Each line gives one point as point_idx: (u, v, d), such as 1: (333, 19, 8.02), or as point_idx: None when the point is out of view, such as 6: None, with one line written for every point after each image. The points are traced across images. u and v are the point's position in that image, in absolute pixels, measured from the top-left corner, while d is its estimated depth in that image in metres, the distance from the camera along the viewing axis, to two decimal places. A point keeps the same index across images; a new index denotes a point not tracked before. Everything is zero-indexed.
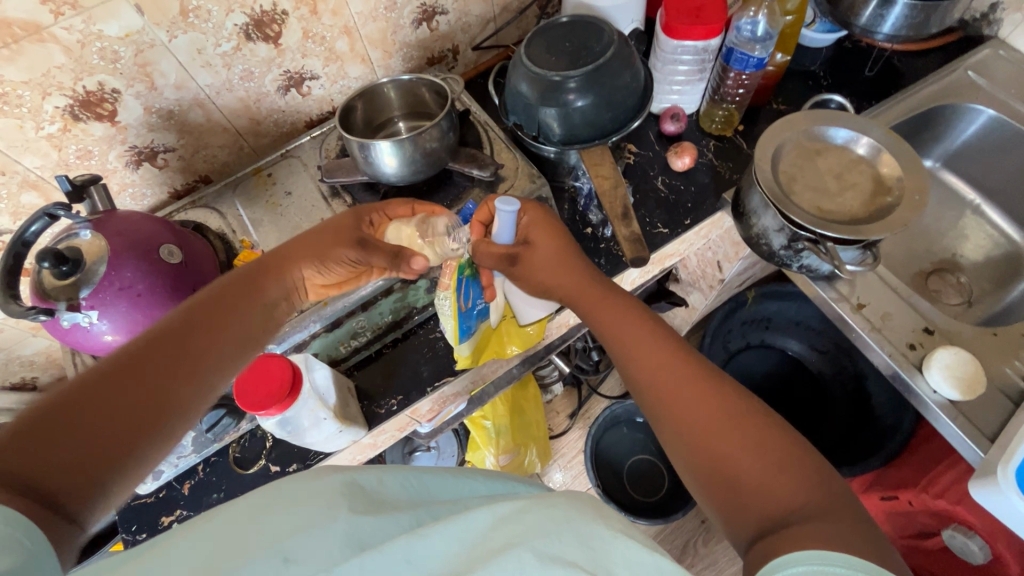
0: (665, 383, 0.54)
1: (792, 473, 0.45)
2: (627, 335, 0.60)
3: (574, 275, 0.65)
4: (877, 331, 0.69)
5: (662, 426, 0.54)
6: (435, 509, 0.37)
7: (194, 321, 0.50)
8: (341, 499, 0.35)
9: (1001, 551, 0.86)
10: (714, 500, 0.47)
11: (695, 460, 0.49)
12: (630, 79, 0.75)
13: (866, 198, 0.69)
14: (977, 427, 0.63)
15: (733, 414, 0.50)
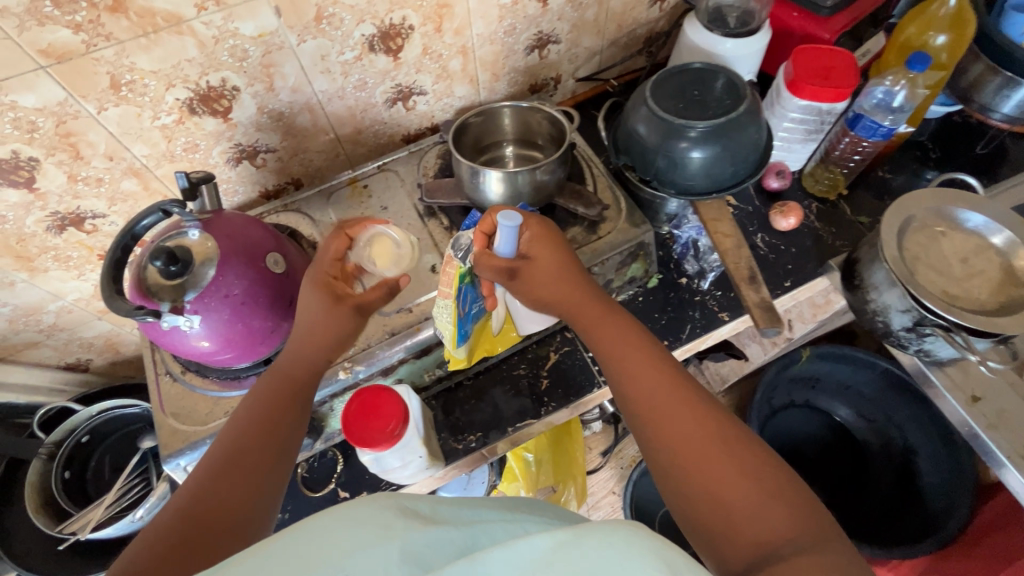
0: (656, 404, 0.52)
1: (776, 502, 0.44)
2: (619, 349, 0.58)
3: (572, 288, 0.62)
4: (994, 429, 0.66)
5: (652, 454, 0.52)
6: (492, 530, 0.35)
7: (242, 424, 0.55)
8: (393, 518, 0.34)
9: None
10: (705, 530, 0.46)
11: (684, 488, 0.48)
12: (756, 135, 0.73)
13: (995, 287, 0.66)
14: None
15: (725, 440, 0.48)
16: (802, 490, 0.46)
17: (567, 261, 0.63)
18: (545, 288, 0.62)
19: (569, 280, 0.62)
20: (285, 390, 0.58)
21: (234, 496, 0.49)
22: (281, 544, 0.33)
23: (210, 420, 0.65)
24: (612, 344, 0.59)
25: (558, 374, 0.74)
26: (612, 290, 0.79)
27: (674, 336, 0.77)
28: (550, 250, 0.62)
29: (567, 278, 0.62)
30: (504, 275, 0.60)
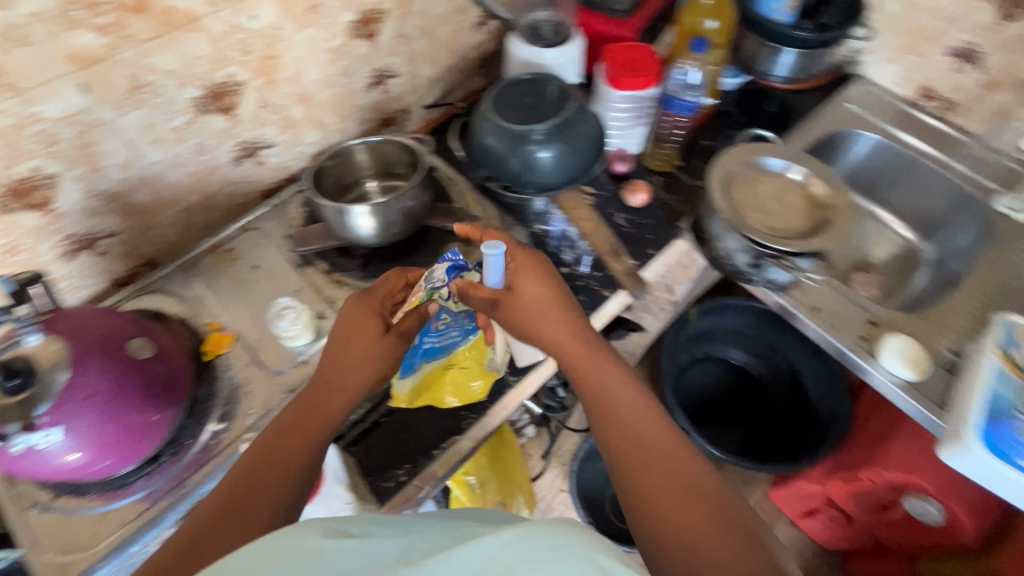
0: (644, 448, 0.52)
1: (741, 550, 0.45)
2: (602, 384, 0.57)
3: (562, 324, 0.61)
4: (834, 329, 0.78)
5: (627, 490, 0.51)
6: (430, 535, 0.34)
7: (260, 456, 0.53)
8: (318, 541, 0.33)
9: (953, 505, 0.96)
10: (666, 565, 0.45)
11: (656, 526, 0.47)
12: (590, 127, 0.81)
13: (804, 214, 0.79)
14: (930, 398, 0.72)
15: (702, 490, 0.49)
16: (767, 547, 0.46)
17: (552, 294, 0.63)
18: (530, 317, 0.62)
19: (562, 317, 0.62)
20: (297, 427, 0.55)
21: (237, 504, 0.48)
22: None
23: (100, 540, 0.58)
24: (602, 385, 0.57)
25: None
26: None
27: None
28: (535, 287, 0.63)
29: (554, 307, 0.62)
30: (488, 303, 0.63)
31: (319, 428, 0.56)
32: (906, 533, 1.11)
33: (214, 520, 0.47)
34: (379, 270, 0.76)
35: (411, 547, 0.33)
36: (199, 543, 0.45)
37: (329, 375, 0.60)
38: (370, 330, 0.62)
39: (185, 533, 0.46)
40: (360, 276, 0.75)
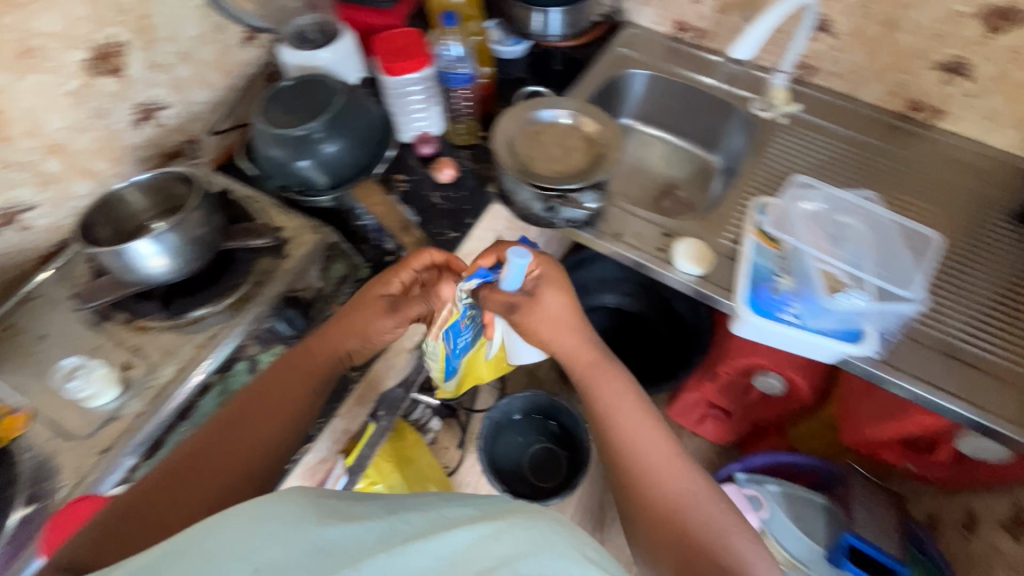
0: (643, 453, 0.64)
1: (720, 533, 0.60)
2: (603, 399, 0.68)
3: (573, 337, 0.71)
4: (635, 247, 0.86)
5: (628, 487, 0.65)
6: (408, 518, 0.42)
7: (241, 425, 0.63)
8: (308, 514, 0.41)
9: (791, 374, 1.09)
10: (659, 541, 0.61)
11: (651, 515, 0.62)
12: (370, 117, 0.84)
13: (585, 153, 0.86)
14: (718, 285, 0.82)
15: (691, 484, 0.63)
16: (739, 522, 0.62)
17: (564, 307, 0.71)
18: (540, 323, 0.70)
19: (565, 328, 0.71)
20: (270, 402, 0.65)
21: (203, 466, 0.58)
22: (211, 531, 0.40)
23: None
24: (610, 397, 0.68)
25: None
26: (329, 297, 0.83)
27: None
28: (549, 302, 0.71)
29: (564, 322, 0.71)
30: (505, 307, 0.70)
31: (295, 403, 0.67)
32: (766, 408, 1.25)
33: (179, 480, 0.57)
34: (184, 304, 0.73)
35: (395, 522, 0.41)
36: (171, 490, 0.56)
37: (337, 329, 0.71)
38: (382, 309, 0.71)
39: (163, 477, 0.57)
40: (164, 317, 0.72)
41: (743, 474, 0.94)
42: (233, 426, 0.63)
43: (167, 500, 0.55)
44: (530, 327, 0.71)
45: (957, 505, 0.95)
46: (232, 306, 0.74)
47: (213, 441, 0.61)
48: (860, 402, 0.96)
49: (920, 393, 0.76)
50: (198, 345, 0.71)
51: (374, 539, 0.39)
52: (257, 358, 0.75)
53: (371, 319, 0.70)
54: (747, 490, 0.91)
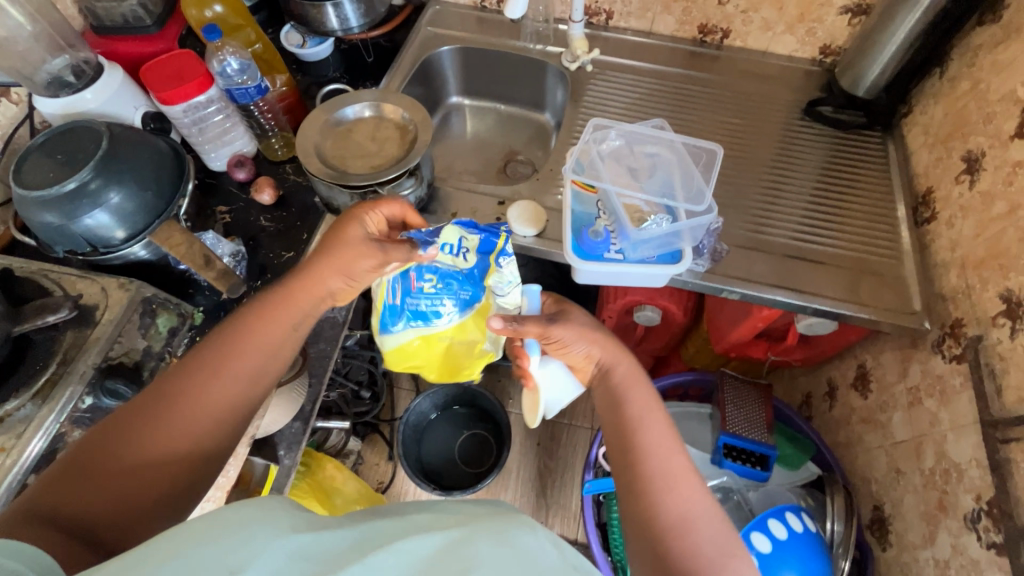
0: (654, 447, 0.61)
1: (715, 540, 0.55)
2: (632, 403, 0.65)
3: (593, 340, 0.70)
4: (472, 223, 0.87)
5: (628, 474, 0.60)
6: (377, 527, 0.40)
7: (206, 387, 0.55)
8: (282, 527, 0.38)
9: (662, 302, 1.14)
10: (648, 532, 0.56)
11: (643, 507, 0.57)
12: (152, 150, 0.76)
13: (399, 141, 0.83)
14: (558, 240, 0.84)
15: (695, 490, 0.58)
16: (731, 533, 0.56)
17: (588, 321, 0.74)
18: (564, 334, 0.69)
19: (590, 338, 0.71)
20: (235, 374, 0.57)
21: (153, 427, 0.51)
22: (174, 537, 0.36)
23: None
24: (638, 400, 0.66)
25: None
26: (163, 352, 0.77)
27: None
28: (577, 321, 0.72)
29: (586, 330, 0.71)
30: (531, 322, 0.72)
31: (259, 380, 0.59)
32: (655, 341, 1.31)
33: (117, 445, 0.49)
34: None
35: (366, 531, 0.40)
36: (112, 448, 0.49)
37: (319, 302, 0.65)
38: (353, 237, 0.68)
39: (101, 432, 0.50)
40: None
41: None
42: (191, 384, 0.54)
43: (98, 466, 0.48)
44: (566, 333, 0.69)
45: (818, 379, 1.06)
46: (39, 394, 0.66)
47: (168, 396, 0.53)
48: (719, 314, 1.04)
49: (750, 293, 0.83)
50: (4, 449, 0.63)
51: (346, 548, 0.38)
52: None
53: (342, 260, 0.67)
54: None
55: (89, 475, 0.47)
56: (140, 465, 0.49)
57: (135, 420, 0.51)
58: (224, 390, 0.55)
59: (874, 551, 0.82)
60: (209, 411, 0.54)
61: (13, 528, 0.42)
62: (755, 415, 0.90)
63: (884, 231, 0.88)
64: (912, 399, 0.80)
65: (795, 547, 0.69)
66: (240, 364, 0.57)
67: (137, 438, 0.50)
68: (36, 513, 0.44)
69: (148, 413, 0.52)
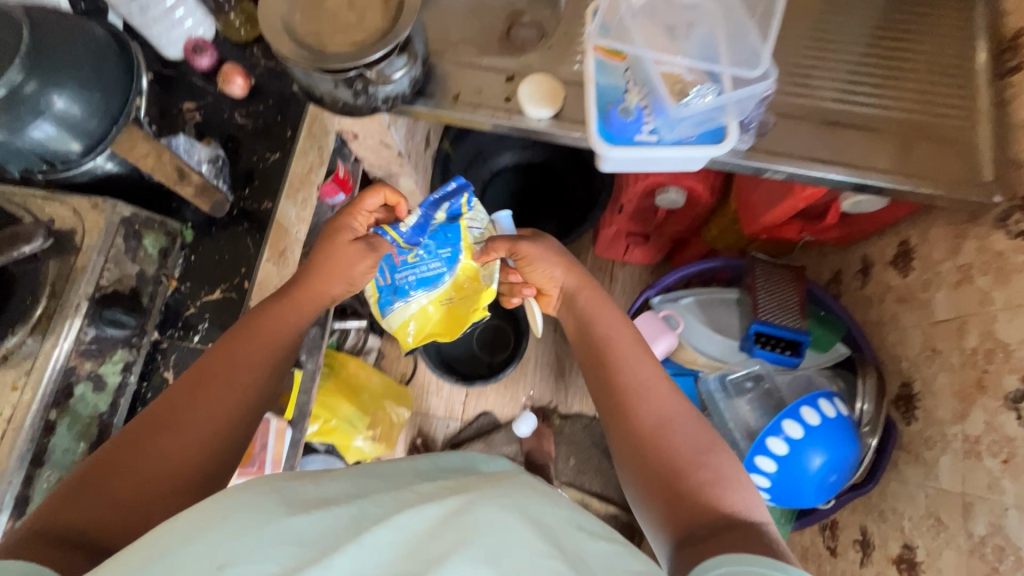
0: (625, 372, 0.66)
1: (695, 454, 0.59)
2: (602, 325, 0.72)
3: (562, 269, 0.79)
4: (478, 106, 0.75)
5: (606, 402, 0.66)
6: (371, 504, 0.45)
7: (210, 390, 0.58)
8: (275, 512, 0.42)
9: (688, 182, 1.05)
10: (635, 454, 0.61)
11: (626, 432, 0.62)
12: (84, 40, 0.62)
13: (382, 8, 0.66)
14: (580, 121, 0.74)
15: (668, 407, 0.62)
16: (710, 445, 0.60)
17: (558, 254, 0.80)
18: (536, 272, 0.80)
19: (559, 265, 0.79)
20: (234, 373, 0.59)
21: (159, 440, 0.54)
22: (167, 534, 0.39)
23: None
24: (603, 324, 0.72)
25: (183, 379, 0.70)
26: (159, 276, 0.72)
27: (246, 257, 0.73)
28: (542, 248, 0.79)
29: (556, 259, 0.79)
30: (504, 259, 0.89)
31: (261, 366, 0.62)
32: (676, 224, 1.23)
33: (121, 465, 0.52)
34: None
35: (359, 510, 0.44)
36: (117, 471, 0.51)
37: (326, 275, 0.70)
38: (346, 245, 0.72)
39: (109, 452, 0.52)
40: None
41: (657, 297, 0.95)
42: (193, 390, 0.57)
43: (106, 488, 0.50)
44: (533, 249, 0.79)
45: (851, 257, 1.00)
46: (38, 329, 0.62)
47: (175, 406, 0.56)
48: (753, 193, 0.96)
49: (799, 171, 0.72)
50: (16, 387, 0.60)
51: (347, 525, 0.42)
52: (100, 372, 0.66)
53: (334, 267, 0.71)
54: (662, 312, 0.92)
55: (96, 498, 0.49)
56: (146, 480, 0.52)
57: (143, 435, 0.54)
58: (230, 393, 0.59)
59: (898, 425, 0.84)
60: (213, 415, 0.57)
61: (36, 547, 0.45)
62: (789, 300, 0.86)
63: (952, 86, 0.76)
64: (961, 277, 0.75)
65: (828, 433, 0.70)
66: (233, 369, 0.60)
67: (145, 451, 0.53)
68: (57, 530, 0.47)
69: (154, 428, 0.54)
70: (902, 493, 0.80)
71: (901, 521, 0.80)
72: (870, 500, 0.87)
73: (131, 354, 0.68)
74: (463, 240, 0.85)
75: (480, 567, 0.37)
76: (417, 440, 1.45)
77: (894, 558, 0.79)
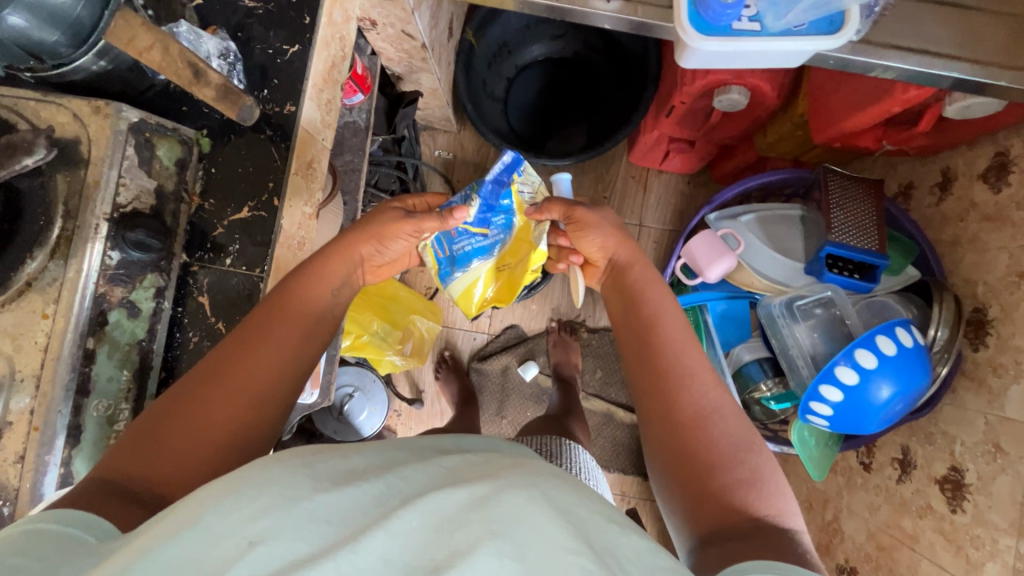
0: (676, 350, 0.61)
1: (738, 446, 0.54)
2: (653, 302, 0.67)
3: (617, 240, 0.74)
4: None
5: (649, 375, 0.61)
6: (404, 476, 0.39)
7: (240, 367, 0.53)
8: (300, 487, 0.36)
9: (753, 81, 0.92)
10: (673, 437, 0.56)
11: (669, 413, 0.57)
12: None
13: None
14: (656, 4, 0.61)
15: (716, 395, 0.58)
16: (752, 443, 0.56)
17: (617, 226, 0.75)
18: (586, 243, 0.75)
19: (616, 238, 0.74)
20: (259, 354, 0.54)
21: (187, 410, 0.50)
22: (178, 512, 0.35)
23: None
24: (656, 302, 0.67)
25: (221, 305, 0.65)
26: (180, 192, 0.65)
27: (272, 170, 0.66)
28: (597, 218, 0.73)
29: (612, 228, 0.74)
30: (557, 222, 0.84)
31: (288, 356, 0.56)
32: (727, 129, 1.12)
33: (154, 431, 0.49)
34: None
35: (387, 485, 0.38)
36: (148, 437, 0.48)
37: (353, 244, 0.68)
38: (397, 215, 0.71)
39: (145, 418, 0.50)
40: None
41: (715, 214, 0.89)
42: (225, 363, 0.53)
43: (136, 454, 0.47)
44: (591, 216, 0.73)
45: (930, 168, 0.90)
46: (59, 252, 0.57)
47: (205, 376, 0.52)
48: (832, 94, 0.84)
49: (911, 69, 0.61)
50: (47, 315, 0.56)
51: (372, 503, 0.36)
52: (133, 298, 0.61)
53: (380, 230, 0.69)
54: (721, 231, 0.88)
55: (126, 464, 0.46)
56: (173, 449, 0.48)
57: (176, 402, 0.50)
58: (260, 379, 0.54)
59: (964, 352, 0.80)
60: (241, 394, 0.52)
61: (96, 498, 0.43)
62: (864, 217, 0.79)
63: None
64: None
65: (904, 362, 0.66)
66: (282, 351, 0.56)
67: (174, 420, 0.49)
68: (115, 481, 0.45)
69: (184, 396, 0.51)
70: (958, 419, 0.79)
71: (951, 445, 0.79)
72: (917, 423, 0.86)
73: (162, 279, 0.64)
74: (514, 204, 0.75)
75: (508, 566, 0.31)
76: (444, 353, 1.45)
77: (938, 479, 0.80)
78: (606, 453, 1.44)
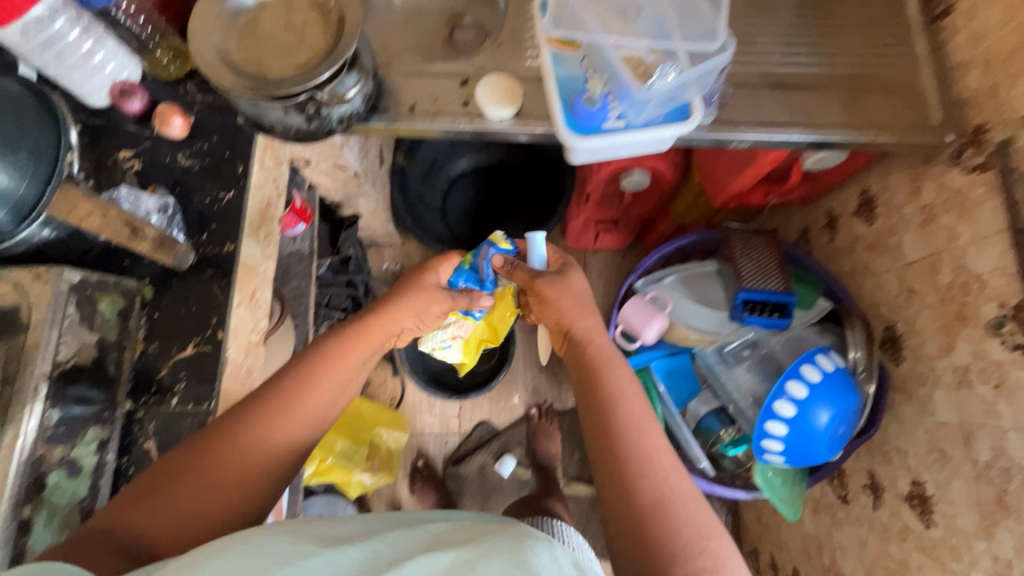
0: (632, 432, 0.61)
1: (698, 534, 0.54)
2: (611, 382, 0.66)
3: (576, 305, 0.76)
4: (437, 115, 0.72)
5: (604, 453, 0.60)
6: (393, 542, 0.42)
7: (253, 414, 0.57)
8: (294, 547, 0.39)
9: (651, 162, 1.05)
10: (630, 527, 0.55)
11: (631, 497, 0.57)
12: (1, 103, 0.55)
13: (322, 25, 0.64)
14: (543, 117, 0.72)
15: (671, 479, 0.58)
16: (711, 527, 0.55)
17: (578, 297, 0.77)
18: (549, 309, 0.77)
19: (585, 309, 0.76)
20: (275, 397, 0.59)
21: (197, 458, 0.53)
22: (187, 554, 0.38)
23: None
24: (608, 382, 0.66)
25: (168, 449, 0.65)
26: (123, 341, 0.67)
27: (215, 306, 0.69)
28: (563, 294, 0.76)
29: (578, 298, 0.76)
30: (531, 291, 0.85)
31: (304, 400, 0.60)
32: (642, 206, 1.24)
33: (165, 481, 0.52)
34: None
35: (375, 546, 0.41)
36: (157, 488, 0.51)
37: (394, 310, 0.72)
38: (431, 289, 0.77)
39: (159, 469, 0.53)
40: None
41: (641, 280, 0.97)
42: (240, 412, 0.57)
43: (147, 506, 0.50)
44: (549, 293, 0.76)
45: (816, 213, 1.02)
46: None
47: (218, 426, 0.56)
48: (715, 164, 0.97)
49: (763, 138, 0.73)
50: None
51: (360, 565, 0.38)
52: (74, 455, 0.61)
53: (418, 301, 0.75)
54: (649, 295, 0.95)
55: (133, 520, 0.49)
56: (186, 496, 0.51)
57: (191, 453, 0.54)
58: (278, 422, 0.57)
59: (888, 368, 0.87)
60: (255, 434, 0.56)
61: (90, 551, 0.46)
62: (767, 263, 0.89)
63: (892, 35, 0.78)
64: (926, 218, 0.78)
65: (830, 387, 0.71)
66: (319, 387, 0.61)
67: (185, 473, 0.52)
68: (113, 531, 0.48)
69: (196, 447, 0.54)
70: (903, 433, 0.83)
71: (906, 459, 0.82)
72: (872, 443, 0.89)
73: (104, 431, 0.64)
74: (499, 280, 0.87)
75: None
76: (417, 462, 1.41)
77: (905, 496, 0.82)
78: (600, 539, 1.38)
